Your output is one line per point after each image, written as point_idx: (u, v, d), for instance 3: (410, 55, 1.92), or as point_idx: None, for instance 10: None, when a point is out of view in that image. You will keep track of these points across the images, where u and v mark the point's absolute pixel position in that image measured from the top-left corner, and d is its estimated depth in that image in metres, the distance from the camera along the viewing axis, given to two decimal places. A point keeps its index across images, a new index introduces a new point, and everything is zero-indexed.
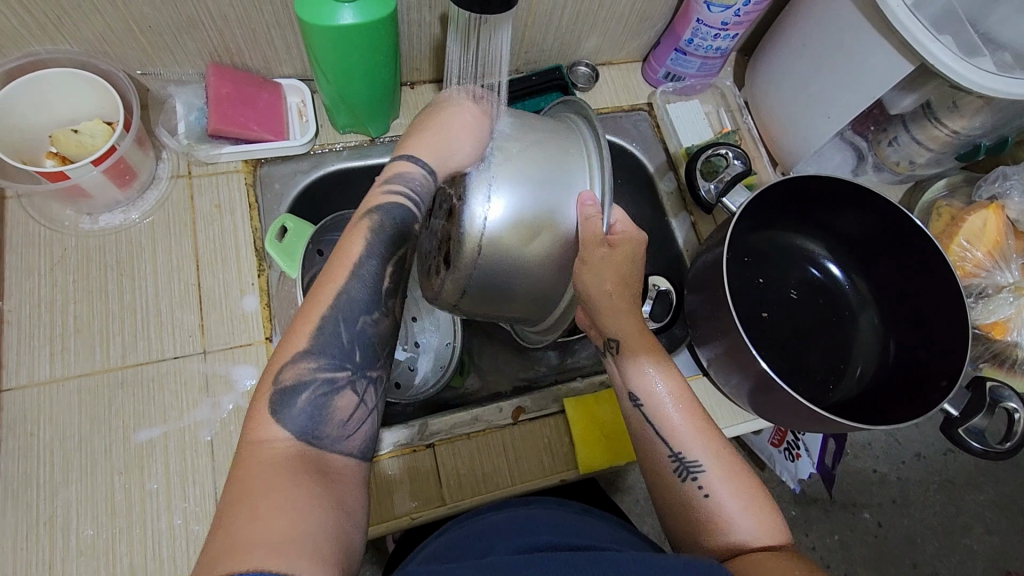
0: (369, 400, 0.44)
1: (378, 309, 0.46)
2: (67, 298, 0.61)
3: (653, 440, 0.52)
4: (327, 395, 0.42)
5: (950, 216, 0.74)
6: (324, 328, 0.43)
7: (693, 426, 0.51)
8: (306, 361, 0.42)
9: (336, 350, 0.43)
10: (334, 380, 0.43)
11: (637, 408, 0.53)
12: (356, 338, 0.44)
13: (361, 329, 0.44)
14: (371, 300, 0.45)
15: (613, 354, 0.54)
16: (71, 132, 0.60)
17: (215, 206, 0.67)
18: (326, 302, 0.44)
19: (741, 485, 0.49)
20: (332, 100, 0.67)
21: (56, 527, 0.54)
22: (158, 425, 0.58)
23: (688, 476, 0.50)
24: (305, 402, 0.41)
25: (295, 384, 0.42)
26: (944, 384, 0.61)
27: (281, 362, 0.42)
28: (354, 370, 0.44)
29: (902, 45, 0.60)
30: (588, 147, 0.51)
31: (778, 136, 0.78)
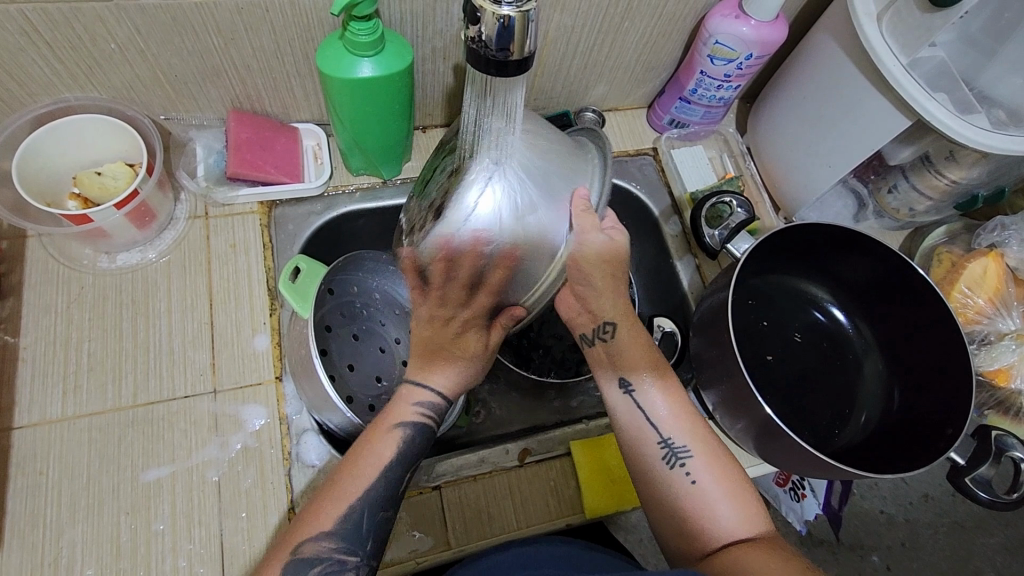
0: None
1: (393, 505, 0.52)
2: (82, 336, 0.62)
3: (641, 422, 0.54)
4: (336, 573, 0.48)
5: (950, 263, 0.76)
6: (348, 513, 0.50)
7: (680, 419, 0.54)
8: (324, 541, 0.48)
9: (354, 534, 0.49)
10: (344, 561, 0.48)
11: (627, 395, 0.55)
12: (371, 530, 0.50)
13: (370, 523, 0.50)
14: (387, 494, 0.51)
15: (604, 341, 0.56)
16: (94, 175, 0.62)
17: (230, 245, 0.68)
18: (364, 475, 0.51)
19: (724, 472, 0.52)
20: (347, 145, 0.69)
21: (61, 568, 0.54)
22: (167, 464, 0.58)
23: (676, 462, 0.53)
24: (316, 574, 0.47)
25: (311, 557, 0.48)
26: (950, 432, 0.62)
27: (303, 536, 0.49)
28: (362, 556, 0.49)
29: (899, 101, 0.62)
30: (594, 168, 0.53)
31: (780, 183, 0.80)
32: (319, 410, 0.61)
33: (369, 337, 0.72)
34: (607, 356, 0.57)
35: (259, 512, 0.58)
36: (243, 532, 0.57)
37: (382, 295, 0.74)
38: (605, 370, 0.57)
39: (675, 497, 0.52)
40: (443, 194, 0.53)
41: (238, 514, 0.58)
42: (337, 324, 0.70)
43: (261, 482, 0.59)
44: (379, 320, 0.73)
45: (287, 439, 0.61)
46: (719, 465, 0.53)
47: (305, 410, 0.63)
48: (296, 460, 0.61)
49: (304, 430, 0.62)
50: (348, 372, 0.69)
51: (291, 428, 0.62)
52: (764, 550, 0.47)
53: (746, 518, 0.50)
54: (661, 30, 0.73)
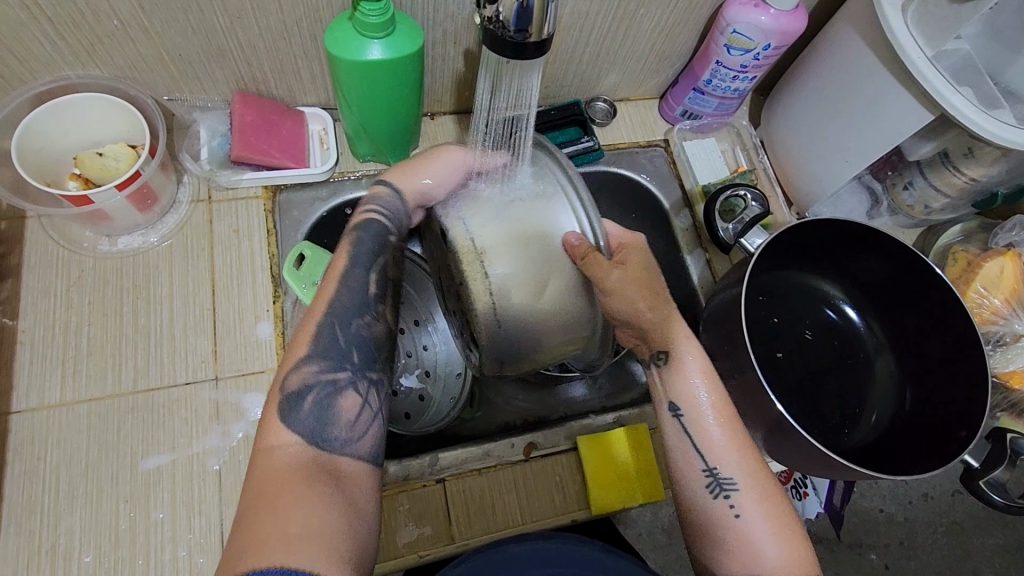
0: (371, 401, 0.51)
1: (370, 313, 0.53)
2: (81, 320, 0.61)
3: (690, 449, 0.53)
4: (331, 394, 0.49)
5: (965, 262, 0.74)
6: (321, 332, 0.51)
7: (729, 442, 0.53)
8: (308, 366, 0.49)
9: (335, 350, 0.50)
10: (335, 381, 0.49)
11: (677, 419, 0.54)
12: (350, 339, 0.51)
13: (358, 327, 0.52)
14: (366, 305, 0.53)
15: (659, 367, 0.56)
16: (95, 155, 0.61)
17: (233, 231, 0.67)
18: (321, 308, 0.52)
19: (768, 502, 0.51)
20: (355, 130, 0.68)
21: (58, 555, 0.53)
22: (167, 452, 0.57)
23: (721, 493, 0.51)
24: (312, 403, 0.48)
25: (300, 389, 0.48)
26: (964, 435, 0.60)
27: (287, 369, 0.49)
28: (353, 369, 0.50)
29: (922, 94, 0.61)
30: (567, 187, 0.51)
31: (794, 177, 0.79)
32: None
33: None
34: (661, 383, 0.56)
35: None
36: None
37: None
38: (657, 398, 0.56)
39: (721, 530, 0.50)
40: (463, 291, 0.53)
41: (239, 504, 0.57)
42: None
43: None
44: None
45: None
46: (768, 505, 0.51)
47: None
48: None
49: None
50: None
51: None
52: None
53: (792, 560, 0.49)
54: (677, 19, 0.71)
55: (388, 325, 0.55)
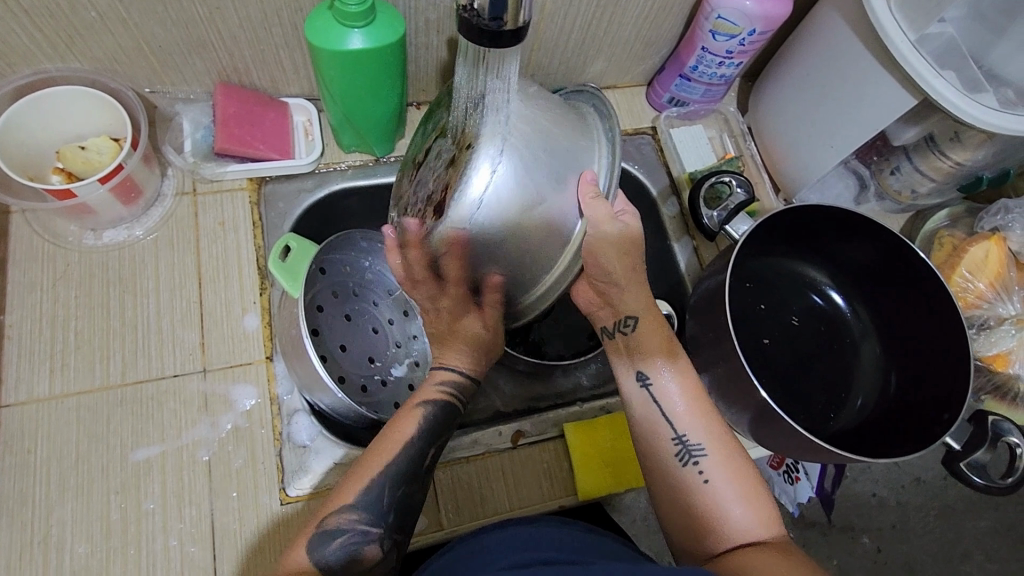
0: (390, 556, 0.49)
1: (419, 474, 0.52)
2: (69, 314, 0.61)
3: (656, 417, 0.53)
4: (359, 544, 0.48)
5: (951, 246, 0.75)
6: (371, 485, 0.50)
7: (694, 410, 0.53)
8: (349, 513, 0.48)
9: (377, 508, 0.49)
10: (367, 532, 0.48)
11: (644, 388, 0.54)
12: (394, 504, 0.50)
13: (399, 493, 0.50)
14: (409, 463, 0.52)
15: (626, 334, 0.56)
16: (78, 149, 0.61)
17: (219, 223, 0.67)
18: (373, 469, 0.50)
19: (739, 471, 0.51)
20: (339, 121, 0.68)
21: (51, 546, 0.53)
22: (156, 444, 0.58)
23: (690, 460, 0.51)
24: (339, 545, 0.47)
25: (335, 529, 0.48)
26: (946, 418, 0.61)
27: (329, 508, 0.49)
28: (385, 528, 0.49)
29: (906, 79, 0.61)
30: (603, 144, 0.52)
31: (781, 164, 0.79)
32: (310, 390, 0.61)
33: (361, 317, 0.71)
34: (626, 351, 0.56)
35: (250, 492, 0.58)
36: (234, 512, 0.57)
37: (375, 275, 0.73)
38: (625, 365, 0.56)
39: (688, 495, 0.50)
40: (443, 188, 0.50)
41: (229, 494, 0.57)
42: (329, 304, 0.69)
43: (251, 462, 0.59)
44: (372, 300, 0.72)
45: (278, 420, 0.61)
46: (734, 469, 0.51)
47: (296, 390, 0.62)
48: (286, 440, 0.60)
49: (295, 410, 0.62)
50: (341, 353, 0.68)
51: (282, 408, 0.62)
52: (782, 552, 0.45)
53: (758, 518, 0.48)
54: (662, 5, 0.70)
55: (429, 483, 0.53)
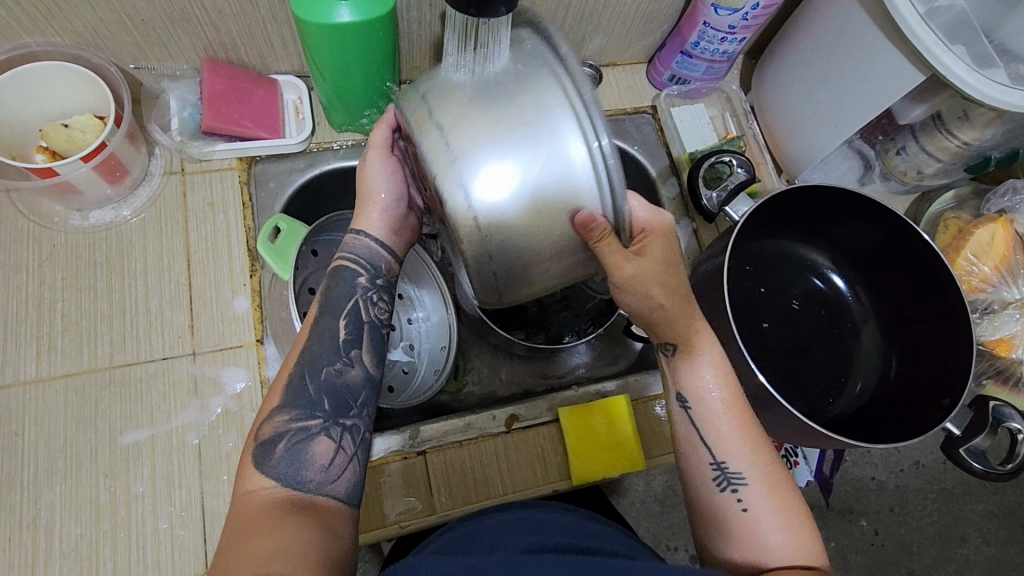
0: (347, 445, 0.47)
1: (343, 360, 0.50)
2: (55, 296, 0.60)
3: (695, 438, 0.51)
4: (303, 441, 0.46)
5: (956, 229, 0.73)
6: (295, 381, 0.49)
7: (738, 431, 0.50)
8: (280, 416, 0.47)
9: (306, 401, 0.48)
10: (307, 427, 0.47)
11: (683, 411, 0.52)
12: (323, 389, 0.49)
13: (329, 378, 0.49)
14: (338, 351, 0.50)
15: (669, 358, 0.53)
16: (61, 127, 0.59)
17: (208, 203, 0.66)
18: (294, 362, 0.49)
19: (781, 499, 0.49)
20: (329, 99, 0.66)
21: (39, 529, 0.53)
22: (145, 427, 0.57)
23: (727, 485, 0.49)
24: (282, 451, 0.45)
25: (270, 438, 0.46)
26: (946, 403, 0.60)
27: (260, 420, 0.47)
28: (326, 417, 0.48)
29: (914, 54, 0.58)
30: (569, 88, 0.41)
31: (783, 144, 0.77)
32: None
33: None
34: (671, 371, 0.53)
35: None
36: (224, 496, 0.56)
37: None
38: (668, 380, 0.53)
39: (721, 520, 0.49)
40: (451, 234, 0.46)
41: (219, 477, 0.57)
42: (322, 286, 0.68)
43: (242, 445, 0.58)
44: None
45: None
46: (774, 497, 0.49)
47: None
48: None
49: None
50: None
51: None
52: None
53: (794, 543, 0.47)
54: None
55: (366, 370, 0.51)
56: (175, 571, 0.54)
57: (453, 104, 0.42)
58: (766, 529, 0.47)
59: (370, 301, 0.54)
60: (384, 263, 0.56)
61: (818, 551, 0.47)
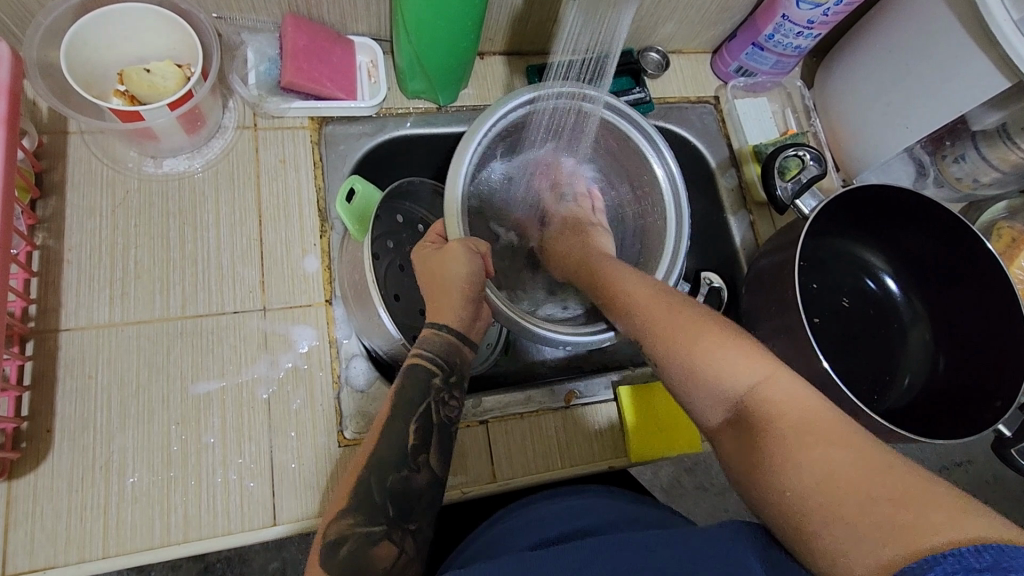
0: (409, 549, 0.45)
1: (410, 464, 0.47)
2: (128, 242, 0.59)
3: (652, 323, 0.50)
4: (366, 546, 0.43)
5: (1010, 238, 0.75)
6: (359, 483, 0.46)
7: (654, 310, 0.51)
8: (344, 518, 0.44)
9: (371, 505, 0.45)
10: (372, 533, 0.44)
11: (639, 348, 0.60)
12: (388, 494, 0.46)
13: (394, 482, 0.46)
14: (406, 456, 0.47)
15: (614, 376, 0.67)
16: (143, 71, 0.58)
17: (280, 160, 0.65)
18: (360, 465, 0.47)
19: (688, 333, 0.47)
20: (409, 63, 0.65)
21: (112, 472, 0.53)
22: (217, 378, 0.58)
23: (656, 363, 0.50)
24: (345, 555, 0.43)
25: (336, 538, 0.43)
26: (998, 405, 0.62)
27: (324, 522, 0.44)
28: (389, 522, 0.45)
29: (1001, 60, 0.59)
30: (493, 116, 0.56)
31: (846, 142, 0.78)
32: (368, 335, 0.62)
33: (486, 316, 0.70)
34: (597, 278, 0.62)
35: (309, 432, 0.58)
36: (292, 451, 0.57)
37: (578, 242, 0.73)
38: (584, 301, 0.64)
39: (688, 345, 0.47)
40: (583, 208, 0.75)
41: (287, 433, 0.57)
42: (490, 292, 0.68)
43: (310, 403, 0.59)
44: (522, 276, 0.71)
45: (337, 363, 0.61)
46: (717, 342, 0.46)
47: (354, 334, 0.63)
48: (345, 384, 0.60)
49: (352, 354, 0.62)
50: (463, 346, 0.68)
51: (340, 352, 0.62)
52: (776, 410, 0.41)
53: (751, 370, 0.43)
54: None
55: (434, 474, 0.48)
56: (244, 522, 0.54)
57: (522, 103, 0.58)
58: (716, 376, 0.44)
59: (442, 402, 0.51)
60: (458, 357, 0.53)
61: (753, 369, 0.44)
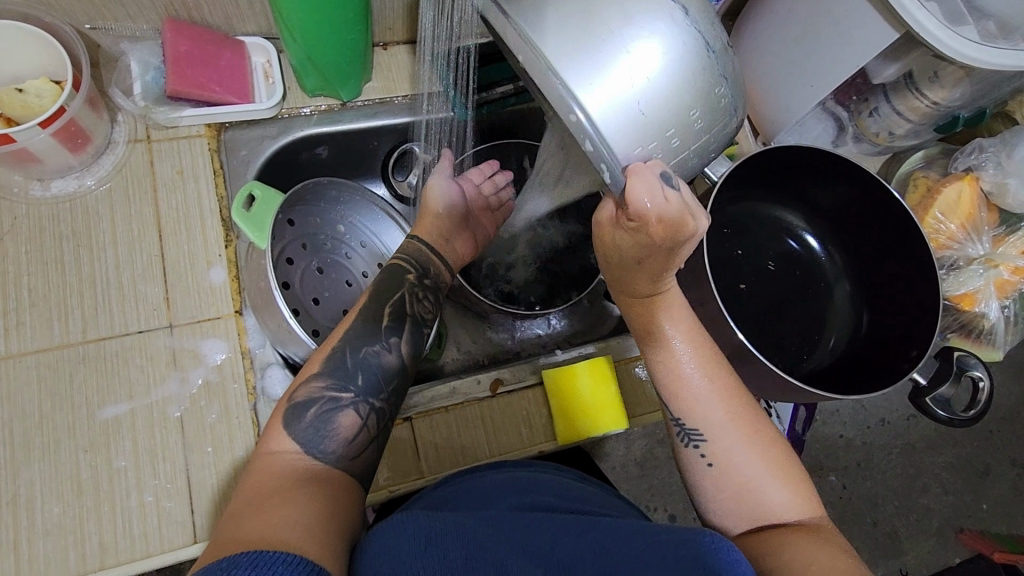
0: (369, 422, 0.49)
1: (381, 343, 0.52)
2: (20, 270, 0.58)
3: (683, 376, 0.50)
4: (332, 411, 0.47)
5: (925, 187, 0.75)
6: (333, 356, 0.50)
7: (701, 373, 0.50)
8: (315, 381, 0.48)
9: (342, 373, 0.49)
10: (338, 399, 0.48)
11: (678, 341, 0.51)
12: (362, 368, 0.50)
13: (364, 358, 0.51)
14: (378, 336, 0.52)
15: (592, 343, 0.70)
16: (14, 92, 0.56)
17: (177, 172, 0.64)
18: (333, 341, 0.51)
19: (735, 413, 0.49)
20: (300, 61, 0.63)
21: (20, 506, 0.52)
22: (124, 401, 0.56)
23: (691, 444, 0.49)
24: (311, 416, 0.46)
25: (304, 400, 0.47)
26: (914, 354, 0.63)
27: (296, 384, 0.48)
28: (358, 392, 0.49)
29: (886, 10, 0.59)
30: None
31: (760, 105, 0.77)
32: (283, 344, 0.60)
33: (334, 269, 0.70)
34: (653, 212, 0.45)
35: (226, 445, 0.57)
36: (210, 467, 0.56)
37: (347, 226, 0.70)
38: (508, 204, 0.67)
39: (714, 419, 0.49)
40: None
41: (204, 449, 0.57)
42: (297, 255, 0.67)
43: (225, 417, 0.58)
44: (344, 252, 0.70)
45: (251, 373, 0.60)
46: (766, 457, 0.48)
47: (268, 343, 0.61)
48: (261, 394, 0.59)
49: (268, 363, 0.61)
50: (313, 304, 0.67)
51: (255, 362, 0.61)
52: (808, 530, 0.44)
53: (793, 502, 0.46)
54: None
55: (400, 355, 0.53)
56: (164, 542, 0.54)
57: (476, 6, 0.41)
58: (755, 480, 0.47)
59: (416, 298, 0.57)
60: (432, 264, 0.59)
61: (799, 484, 0.47)
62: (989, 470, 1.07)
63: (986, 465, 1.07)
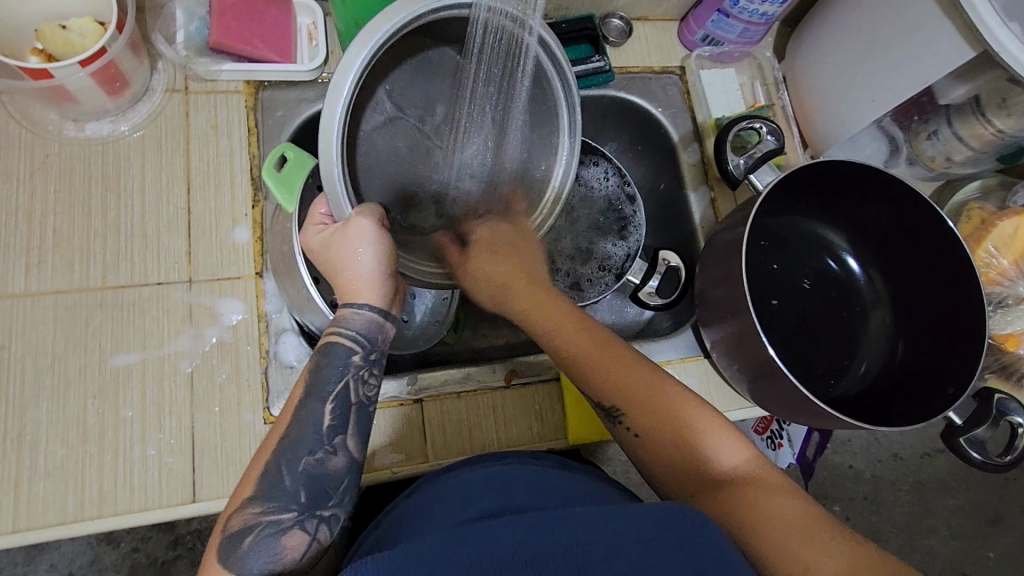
0: (321, 536, 0.41)
1: (322, 446, 0.43)
2: (47, 209, 0.57)
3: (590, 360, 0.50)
4: (274, 536, 0.40)
5: (979, 220, 0.72)
6: (268, 471, 0.41)
7: (603, 359, 0.50)
8: (249, 507, 0.40)
9: (282, 492, 0.41)
10: (278, 522, 0.40)
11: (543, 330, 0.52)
12: (300, 481, 0.41)
13: (306, 468, 0.42)
14: (321, 437, 0.43)
15: None
16: (59, 28, 0.55)
17: (211, 126, 0.63)
18: (269, 448, 0.42)
19: (641, 381, 0.49)
20: (346, 26, 0.62)
21: (24, 445, 0.52)
22: (137, 351, 0.56)
23: (616, 423, 0.49)
24: (250, 545, 0.39)
25: (238, 529, 0.39)
26: (950, 391, 0.60)
27: (230, 508, 0.41)
28: (301, 509, 0.41)
29: (966, 28, 0.56)
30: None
31: (815, 117, 0.74)
32: (300, 310, 0.58)
33: None
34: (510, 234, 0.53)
35: (232, 407, 0.56)
36: (215, 427, 0.55)
37: None
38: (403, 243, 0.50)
39: (625, 401, 0.49)
40: None
41: (210, 408, 0.56)
42: None
43: (235, 378, 0.57)
44: None
45: (265, 337, 0.58)
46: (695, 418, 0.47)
47: (285, 308, 0.60)
48: (273, 359, 0.58)
49: (283, 329, 0.59)
50: None
51: (270, 326, 0.59)
52: (760, 488, 0.43)
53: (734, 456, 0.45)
54: None
55: (352, 454, 0.44)
56: (162, 497, 0.53)
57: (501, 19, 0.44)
58: (687, 448, 0.46)
59: (362, 381, 0.45)
60: (381, 333, 0.46)
61: (742, 442, 0.46)
62: (1002, 517, 1.03)
63: (999, 512, 1.03)
